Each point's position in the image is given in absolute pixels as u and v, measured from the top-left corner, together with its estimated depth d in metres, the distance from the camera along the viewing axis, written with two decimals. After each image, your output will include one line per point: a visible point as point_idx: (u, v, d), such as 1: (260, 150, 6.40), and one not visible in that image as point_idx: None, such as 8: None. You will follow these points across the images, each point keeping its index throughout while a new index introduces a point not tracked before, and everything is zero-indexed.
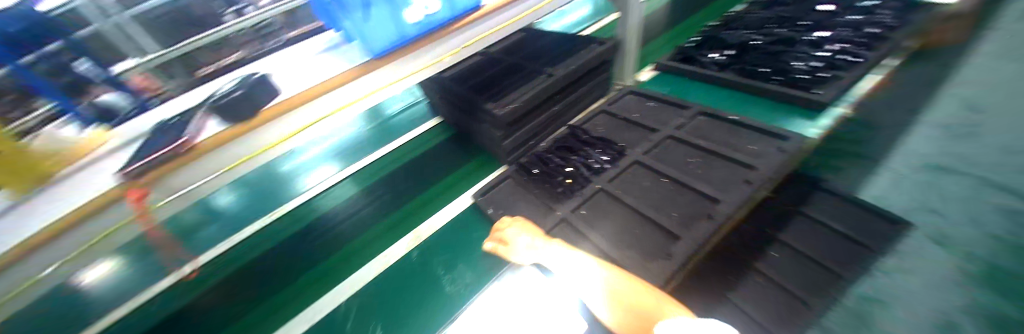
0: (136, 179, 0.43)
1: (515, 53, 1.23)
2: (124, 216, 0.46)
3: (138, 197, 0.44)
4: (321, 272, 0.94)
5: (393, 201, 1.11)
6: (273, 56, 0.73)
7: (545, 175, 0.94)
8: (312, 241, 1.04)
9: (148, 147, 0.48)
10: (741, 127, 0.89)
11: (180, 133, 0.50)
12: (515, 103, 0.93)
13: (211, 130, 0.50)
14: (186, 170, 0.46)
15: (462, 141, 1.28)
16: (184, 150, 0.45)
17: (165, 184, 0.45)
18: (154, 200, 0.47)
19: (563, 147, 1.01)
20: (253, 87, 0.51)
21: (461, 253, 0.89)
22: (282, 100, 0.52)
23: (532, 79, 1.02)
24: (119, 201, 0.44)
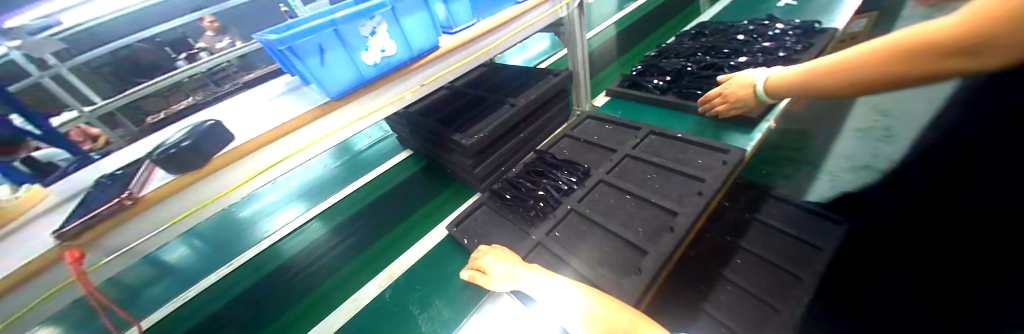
0: (73, 239, 0.40)
1: (480, 85, 1.28)
2: (57, 281, 0.42)
3: (71, 260, 0.40)
4: (284, 324, 0.87)
5: (363, 239, 1.07)
6: (231, 101, 0.72)
7: (517, 199, 0.94)
8: (274, 290, 0.97)
9: (87, 204, 0.45)
10: (687, 143, 0.96)
11: (120, 186, 0.47)
12: (481, 133, 0.95)
13: (157, 179, 0.48)
14: (133, 222, 0.45)
15: (433, 172, 1.27)
16: (130, 204, 0.43)
17: (103, 241, 0.43)
18: (91, 260, 0.43)
19: (532, 172, 1.03)
20: (205, 135, 0.47)
21: (437, 288, 0.85)
22: (236, 146, 0.50)
23: (496, 110, 1.06)
24: (52, 265, 0.41)
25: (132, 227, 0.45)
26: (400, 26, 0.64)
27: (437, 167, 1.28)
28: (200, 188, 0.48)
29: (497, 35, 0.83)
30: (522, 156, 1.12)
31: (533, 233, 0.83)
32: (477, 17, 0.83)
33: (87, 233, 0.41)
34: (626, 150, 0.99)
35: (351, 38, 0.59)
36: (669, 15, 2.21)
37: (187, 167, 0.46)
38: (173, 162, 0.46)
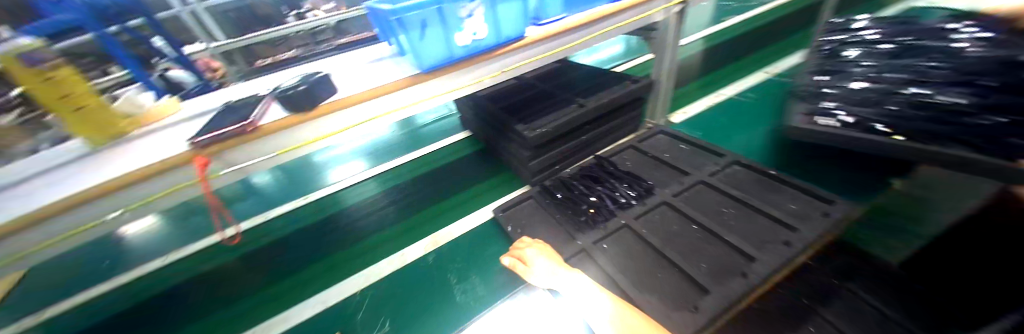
0: (203, 148, 0.47)
1: (550, 80, 1.26)
2: (184, 180, 0.50)
3: (200, 165, 0.47)
4: (333, 263, 0.95)
5: (413, 204, 1.13)
6: (335, 58, 0.79)
7: (568, 201, 0.92)
8: (331, 230, 1.06)
9: (214, 124, 0.52)
10: (779, 183, 0.85)
11: (243, 112, 0.54)
12: (547, 127, 0.94)
13: (274, 113, 0.54)
14: (249, 146, 0.51)
15: (488, 157, 1.29)
16: (251, 129, 0.49)
17: (224, 156, 0.50)
18: (213, 169, 0.50)
19: (588, 177, 1.00)
20: (314, 85, 0.54)
21: (475, 264, 0.87)
22: (340, 97, 0.55)
23: (564, 107, 1.03)
24: (182, 166, 0.48)
25: (248, 150, 0.51)
26: (496, 12, 0.64)
27: (493, 151, 1.29)
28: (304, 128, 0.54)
29: (584, 32, 0.80)
30: (581, 158, 1.09)
31: (580, 238, 0.80)
32: (567, 12, 0.81)
33: (213, 146, 0.47)
34: (699, 175, 0.91)
35: (450, 19, 0.59)
36: (772, 38, 1.97)
37: (298, 107, 0.52)
38: (288, 101, 0.51)
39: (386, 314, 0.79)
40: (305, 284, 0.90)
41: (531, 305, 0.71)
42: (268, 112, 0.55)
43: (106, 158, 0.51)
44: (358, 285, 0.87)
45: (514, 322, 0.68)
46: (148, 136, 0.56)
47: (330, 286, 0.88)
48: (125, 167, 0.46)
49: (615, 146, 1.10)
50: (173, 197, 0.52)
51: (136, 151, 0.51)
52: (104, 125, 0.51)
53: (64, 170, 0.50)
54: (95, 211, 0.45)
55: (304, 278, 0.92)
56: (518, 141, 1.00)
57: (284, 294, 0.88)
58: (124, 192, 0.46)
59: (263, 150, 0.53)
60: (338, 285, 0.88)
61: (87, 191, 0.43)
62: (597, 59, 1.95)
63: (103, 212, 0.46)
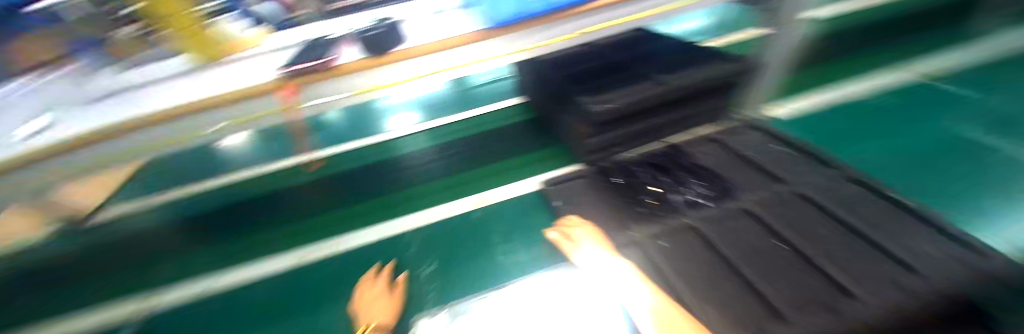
0: (289, 80, 0.51)
1: (624, 48, 1.10)
2: (269, 106, 0.52)
3: (288, 96, 0.50)
4: (386, 206, 1.04)
5: (461, 164, 1.15)
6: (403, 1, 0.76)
7: (629, 188, 0.86)
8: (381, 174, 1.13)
9: (300, 56, 0.55)
10: (900, 211, 0.69)
11: (325, 52, 0.57)
12: (616, 102, 0.83)
13: (350, 55, 0.56)
14: (326, 83, 0.52)
15: (540, 126, 1.24)
16: (329, 69, 0.52)
17: (306, 89, 0.52)
18: (299, 98, 0.53)
19: (655, 166, 0.92)
20: (388, 32, 0.56)
21: (519, 228, 0.88)
22: (405, 47, 0.54)
23: (636, 81, 0.89)
24: (268, 93, 0.50)
25: (329, 86, 0.53)
26: None
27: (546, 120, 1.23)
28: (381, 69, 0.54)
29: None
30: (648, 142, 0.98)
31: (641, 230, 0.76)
32: None
33: (297, 80, 0.51)
34: (790, 186, 0.79)
35: None
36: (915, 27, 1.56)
37: (375, 52, 0.52)
38: (370, 44, 0.53)
39: (432, 257, 0.86)
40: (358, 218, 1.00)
41: (561, 282, 0.71)
42: (343, 53, 0.57)
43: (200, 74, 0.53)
44: (406, 230, 0.94)
45: (542, 297, 0.69)
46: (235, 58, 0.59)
47: (380, 223, 0.98)
48: (228, 85, 0.49)
49: (693, 137, 1.00)
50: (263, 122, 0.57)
51: (229, 71, 0.54)
52: (202, 41, 0.52)
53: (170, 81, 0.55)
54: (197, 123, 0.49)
55: (361, 211, 1.01)
56: (578, 114, 0.90)
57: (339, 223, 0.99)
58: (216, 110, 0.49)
59: (340, 90, 0.54)
60: (389, 225, 0.97)
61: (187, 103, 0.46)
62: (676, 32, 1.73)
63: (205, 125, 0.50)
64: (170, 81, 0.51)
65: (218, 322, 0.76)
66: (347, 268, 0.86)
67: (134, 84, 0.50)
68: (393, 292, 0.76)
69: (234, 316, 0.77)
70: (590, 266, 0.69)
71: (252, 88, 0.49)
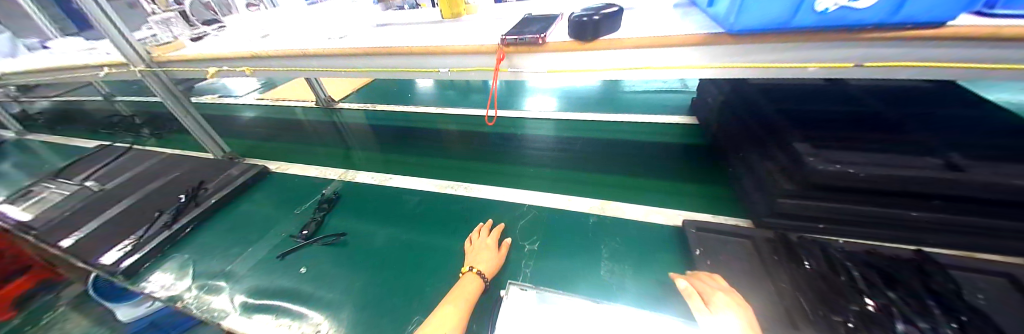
0: (507, 45, 0.61)
1: (889, 101, 0.79)
2: (485, 64, 0.67)
3: (499, 57, 0.62)
4: (523, 177, 1.16)
5: (604, 167, 1.14)
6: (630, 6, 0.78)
7: (812, 278, 0.58)
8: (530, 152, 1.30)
9: (523, 27, 0.65)
10: None
11: (542, 26, 0.65)
12: (847, 164, 0.59)
13: (558, 34, 0.63)
14: (535, 54, 0.62)
15: (712, 161, 1.06)
16: (541, 42, 0.59)
17: (516, 58, 0.64)
18: (506, 64, 0.65)
19: (877, 270, 0.57)
20: (607, 20, 0.56)
21: (636, 253, 0.79)
22: (615, 39, 0.56)
23: (907, 152, 0.61)
24: (488, 54, 0.64)
25: (535, 58, 0.63)
26: None
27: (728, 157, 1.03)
28: (576, 55, 0.61)
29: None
30: (878, 238, 0.64)
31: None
32: None
33: (512, 47, 0.61)
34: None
35: None
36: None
37: (580, 37, 0.57)
38: (578, 28, 0.56)
39: (537, 238, 0.88)
40: (500, 178, 1.18)
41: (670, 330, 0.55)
42: (553, 31, 0.64)
43: (457, 34, 0.75)
44: (532, 203, 1.02)
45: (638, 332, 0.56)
46: (482, 28, 0.78)
47: (512, 187, 1.12)
48: (463, 41, 0.67)
49: (1002, 277, 0.56)
50: (476, 76, 0.71)
51: (473, 35, 0.72)
52: None
53: (437, 34, 0.79)
54: (441, 62, 0.70)
55: (506, 173, 1.20)
56: (780, 162, 0.70)
57: (486, 176, 1.20)
58: (455, 56, 0.68)
59: (541, 65, 0.63)
60: (519, 192, 1.08)
61: (443, 47, 0.67)
62: (1009, 103, 1.10)
63: (442, 65, 0.71)
64: (446, 35, 0.74)
65: (389, 208, 1.11)
66: (475, 209, 1.04)
67: (426, 35, 0.77)
68: (500, 253, 0.81)
69: (397, 209, 1.10)
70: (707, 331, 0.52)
71: (479, 47, 0.64)
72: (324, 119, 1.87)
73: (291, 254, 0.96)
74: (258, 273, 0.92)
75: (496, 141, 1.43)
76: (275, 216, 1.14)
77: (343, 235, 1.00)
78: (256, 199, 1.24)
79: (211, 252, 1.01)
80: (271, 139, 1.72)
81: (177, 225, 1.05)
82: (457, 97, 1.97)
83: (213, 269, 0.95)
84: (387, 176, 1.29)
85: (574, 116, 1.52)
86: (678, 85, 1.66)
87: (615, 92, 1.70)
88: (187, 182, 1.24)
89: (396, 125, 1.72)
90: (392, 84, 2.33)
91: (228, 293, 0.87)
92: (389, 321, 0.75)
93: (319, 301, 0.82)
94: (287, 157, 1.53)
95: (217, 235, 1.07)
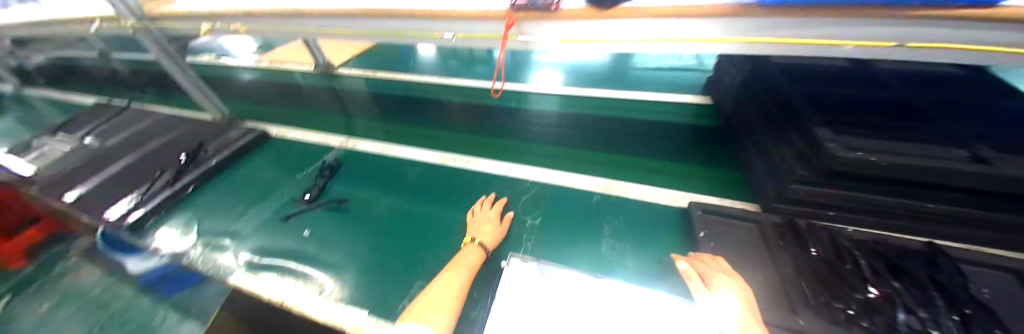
0: (516, 10, 0.57)
1: (917, 88, 0.75)
2: (493, 30, 0.63)
3: (508, 23, 0.58)
4: (527, 152, 1.14)
5: (611, 146, 1.11)
6: None
7: (819, 264, 0.58)
8: (535, 128, 1.27)
9: None
10: None
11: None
12: (868, 152, 0.57)
13: None
14: (547, 21, 0.57)
15: (721, 144, 1.03)
16: (553, 9, 0.54)
17: (525, 24, 0.59)
18: (514, 30, 0.61)
19: (884, 259, 0.57)
20: None
21: (639, 230, 0.79)
22: (635, 7, 0.51)
23: (931, 142, 0.59)
24: (497, 19, 0.60)
25: (546, 26, 0.59)
26: None
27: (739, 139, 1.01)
28: (591, 25, 0.56)
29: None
30: (888, 229, 0.63)
31: (803, 318, 0.52)
32: None
33: (520, 12, 0.57)
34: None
35: None
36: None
37: (597, 3, 0.52)
38: None
39: (539, 212, 0.88)
40: (504, 152, 1.16)
41: (672, 309, 0.55)
42: None
43: None
44: (535, 179, 1.01)
45: (638, 308, 0.56)
46: None
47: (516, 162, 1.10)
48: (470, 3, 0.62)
49: (1005, 269, 0.56)
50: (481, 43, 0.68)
51: None
52: None
53: None
54: (447, 26, 0.66)
55: (510, 148, 1.18)
56: (796, 146, 0.67)
57: (490, 150, 1.18)
58: (461, 19, 0.63)
59: (553, 34, 0.59)
60: (523, 167, 1.07)
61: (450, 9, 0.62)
62: None
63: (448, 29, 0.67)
64: None
65: (391, 177, 1.10)
66: (478, 182, 1.03)
67: None
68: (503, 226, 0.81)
69: (399, 178, 1.09)
70: (706, 311, 0.53)
71: (486, 12, 0.60)
72: (324, 85, 1.82)
73: (294, 217, 0.97)
74: (261, 234, 0.92)
75: (500, 115, 1.39)
76: (277, 180, 1.13)
77: (345, 202, 1.00)
78: (257, 163, 1.23)
79: (213, 212, 1.01)
80: (271, 103, 1.68)
81: (180, 184, 1.05)
82: (461, 67, 1.91)
83: (216, 228, 0.95)
84: (389, 146, 1.27)
85: (582, 92, 1.47)
86: (692, 63, 1.59)
87: (625, 68, 1.64)
88: (187, 142, 1.22)
89: (398, 94, 1.67)
90: (394, 50, 2.24)
91: (233, 251, 0.88)
92: (392, 285, 0.76)
93: (322, 264, 0.83)
94: (287, 122, 1.50)
95: (219, 197, 1.07)
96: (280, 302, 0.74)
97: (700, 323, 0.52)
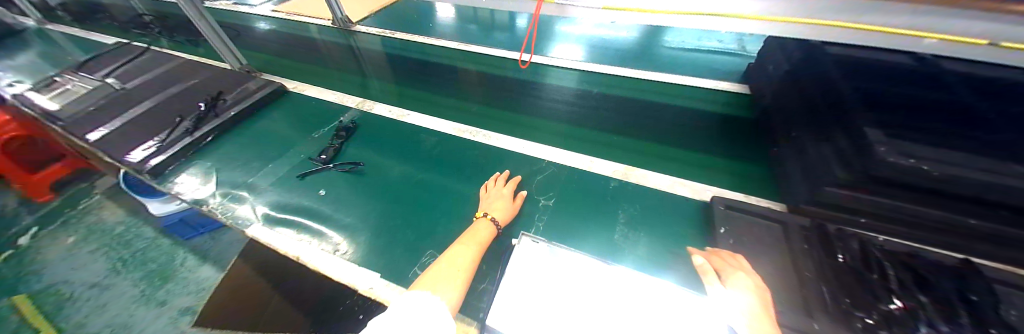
0: None
1: (987, 96, 0.68)
2: None
3: None
4: (546, 130, 1.11)
5: (633, 131, 1.07)
6: None
7: (844, 272, 0.55)
8: (555, 105, 1.23)
9: None
10: None
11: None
12: (918, 160, 0.53)
13: None
14: None
15: (751, 138, 0.98)
16: None
17: None
18: None
19: (914, 272, 0.54)
20: None
21: (656, 222, 0.77)
22: None
23: (994, 155, 0.54)
24: None
25: None
26: None
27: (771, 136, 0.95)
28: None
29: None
30: (923, 241, 0.60)
31: (814, 323, 0.52)
32: None
33: None
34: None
35: None
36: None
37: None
38: None
39: (554, 193, 0.87)
40: (521, 128, 1.13)
41: (687, 307, 0.54)
42: None
43: None
44: (552, 160, 0.98)
45: (650, 302, 0.55)
46: None
47: (534, 140, 1.08)
48: None
49: None
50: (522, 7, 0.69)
51: None
52: None
53: None
54: None
55: (528, 124, 1.15)
56: (836, 148, 0.63)
57: (507, 125, 1.15)
58: None
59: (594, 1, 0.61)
60: (541, 146, 1.04)
61: None
62: None
63: None
64: None
65: (405, 144, 1.09)
66: (494, 157, 1.02)
67: None
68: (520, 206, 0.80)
69: (414, 145, 1.08)
70: (716, 304, 0.53)
71: None
72: (341, 42, 1.77)
73: (310, 175, 0.98)
74: (279, 189, 0.94)
75: (520, 88, 1.34)
76: (293, 137, 1.13)
77: (359, 165, 1.00)
78: (273, 118, 1.23)
79: (230, 164, 1.02)
80: (287, 57, 1.65)
81: (199, 134, 1.06)
82: (482, 33, 1.82)
83: (235, 180, 0.97)
84: (405, 111, 1.25)
85: (607, 70, 1.40)
86: (732, 48, 1.48)
87: (656, 48, 1.54)
88: (205, 90, 1.22)
89: (415, 57, 1.62)
90: (413, 10, 2.15)
91: (251, 204, 0.90)
92: (404, 251, 0.77)
93: (336, 224, 0.84)
94: (304, 77, 1.48)
95: (237, 149, 1.08)
96: (296, 258, 0.76)
97: (709, 317, 0.52)
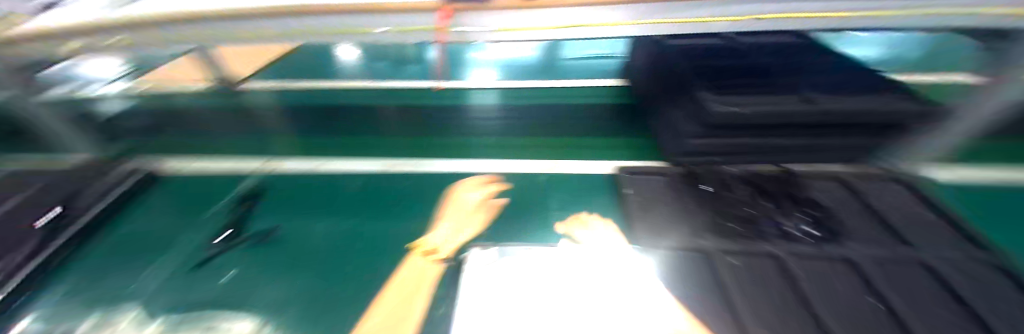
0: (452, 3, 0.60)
1: (766, 55, 0.96)
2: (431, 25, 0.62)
3: (443, 16, 0.60)
4: (473, 147, 1.18)
5: (548, 130, 1.20)
6: None
7: (712, 198, 0.74)
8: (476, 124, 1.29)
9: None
10: None
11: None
12: (730, 107, 0.74)
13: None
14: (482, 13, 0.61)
15: (637, 116, 1.20)
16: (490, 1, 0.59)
17: (460, 17, 0.62)
18: (452, 22, 0.62)
19: (751, 184, 0.75)
20: None
21: (583, 201, 0.88)
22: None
23: (770, 92, 0.78)
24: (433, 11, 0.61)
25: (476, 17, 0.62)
26: None
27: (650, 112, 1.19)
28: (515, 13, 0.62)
29: None
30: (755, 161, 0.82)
31: (705, 238, 0.66)
32: None
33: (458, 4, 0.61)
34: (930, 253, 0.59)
35: None
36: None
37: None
38: None
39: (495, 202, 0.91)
40: (449, 150, 1.19)
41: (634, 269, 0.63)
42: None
43: None
44: (485, 170, 1.05)
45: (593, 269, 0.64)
46: None
47: (464, 158, 1.13)
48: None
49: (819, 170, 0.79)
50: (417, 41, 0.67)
51: None
52: None
53: None
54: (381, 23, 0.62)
55: (454, 145, 1.21)
56: (686, 110, 0.84)
57: (436, 149, 1.20)
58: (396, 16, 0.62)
59: (485, 25, 0.62)
60: (472, 161, 1.11)
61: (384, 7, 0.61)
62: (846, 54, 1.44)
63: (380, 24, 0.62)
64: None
65: (331, 195, 1.05)
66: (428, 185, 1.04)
67: None
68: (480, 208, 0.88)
69: (337, 196, 1.04)
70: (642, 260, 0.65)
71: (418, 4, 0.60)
72: (230, 103, 1.61)
73: (212, 260, 0.84)
74: (172, 291, 0.76)
75: (439, 113, 1.40)
76: (191, 220, 0.99)
77: (273, 232, 0.92)
78: (160, 204, 1.06)
79: (98, 272, 0.82)
80: (161, 131, 1.43)
81: (53, 243, 0.85)
82: (389, 70, 1.85)
83: (113, 288, 0.77)
84: (324, 160, 1.20)
85: (520, 83, 1.54)
86: (606, 52, 1.79)
87: (551, 60, 1.76)
88: (55, 190, 0.99)
89: (322, 105, 1.56)
90: (310, 53, 2.02)
91: (140, 315, 0.70)
92: (346, 300, 0.70)
93: (256, 300, 0.72)
94: (191, 150, 1.30)
95: (113, 252, 0.89)
96: None
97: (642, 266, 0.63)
